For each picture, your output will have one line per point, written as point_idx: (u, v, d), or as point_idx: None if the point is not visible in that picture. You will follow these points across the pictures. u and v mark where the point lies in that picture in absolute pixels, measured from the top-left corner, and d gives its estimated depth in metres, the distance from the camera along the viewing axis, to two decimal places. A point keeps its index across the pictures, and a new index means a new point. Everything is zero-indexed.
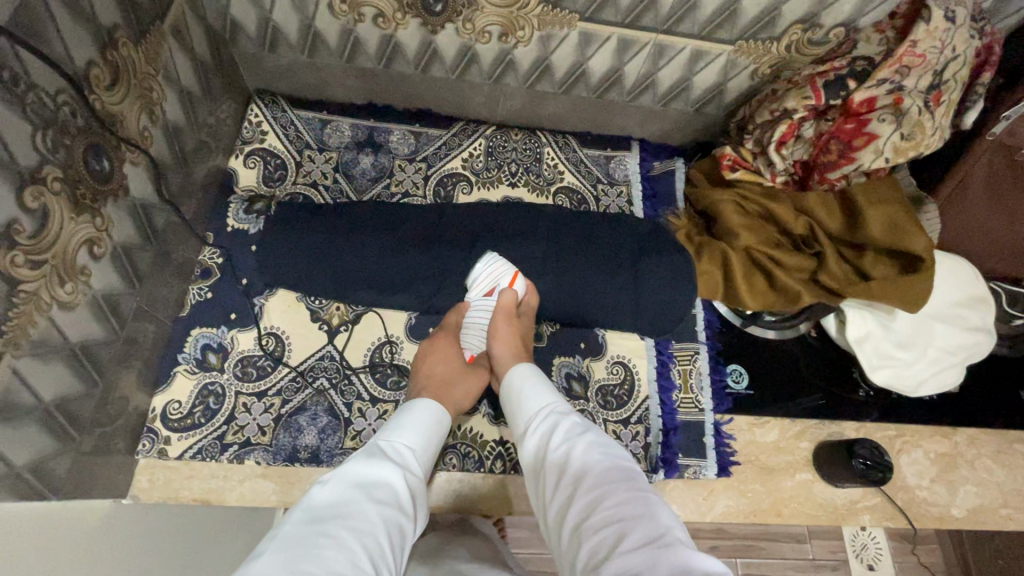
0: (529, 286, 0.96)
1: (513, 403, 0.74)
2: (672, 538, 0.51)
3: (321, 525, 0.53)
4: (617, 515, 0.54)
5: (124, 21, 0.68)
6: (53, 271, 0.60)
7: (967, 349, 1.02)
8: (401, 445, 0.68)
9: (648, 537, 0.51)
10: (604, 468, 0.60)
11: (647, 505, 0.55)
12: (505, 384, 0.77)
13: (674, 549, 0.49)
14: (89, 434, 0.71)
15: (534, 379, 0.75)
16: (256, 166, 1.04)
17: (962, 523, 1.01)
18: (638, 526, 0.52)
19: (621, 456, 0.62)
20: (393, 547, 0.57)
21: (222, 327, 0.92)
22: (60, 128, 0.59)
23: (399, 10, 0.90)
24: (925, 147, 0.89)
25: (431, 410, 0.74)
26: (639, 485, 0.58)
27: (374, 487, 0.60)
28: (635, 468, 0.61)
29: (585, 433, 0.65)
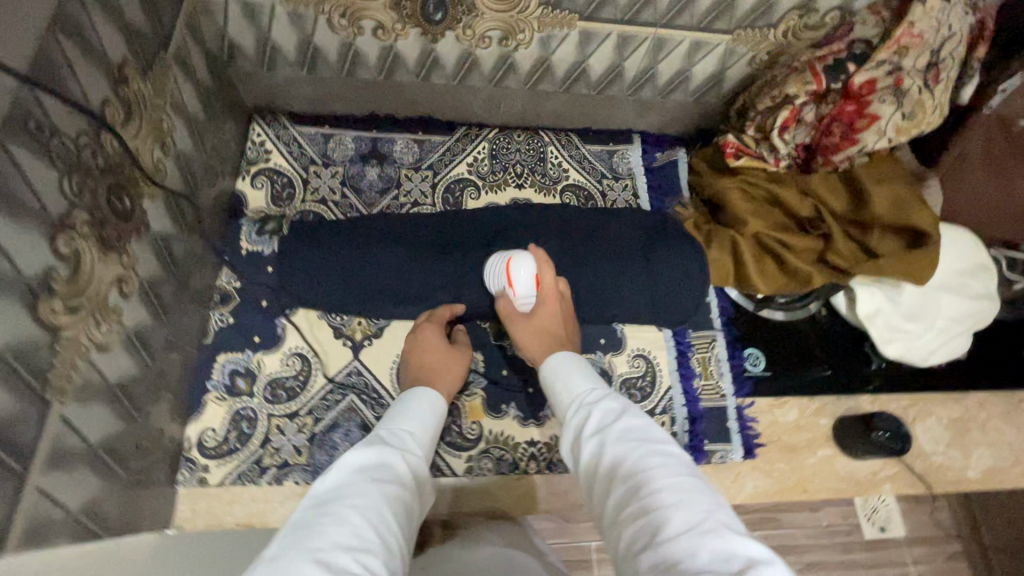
0: (534, 262, 0.89)
1: (554, 393, 0.75)
2: (710, 525, 0.48)
3: (325, 504, 0.52)
4: (653, 501, 0.52)
5: (132, 55, 0.68)
6: (88, 313, 0.60)
7: (974, 317, 1.05)
8: (400, 432, 0.68)
9: (684, 524, 0.49)
10: (642, 450, 0.58)
11: (687, 490, 0.52)
12: (543, 375, 0.78)
13: (714, 537, 0.47)
14: (131, 469, 0.72)
15: (571, 370, 0.75)
16: (264, 187, 1.03)
17: (976, 484, 1.05)
18: (675, 512, 0.50)
19: (662, 438, 0.60)
20: (403, 524, 0.55)
21: (248, 351, 0.92)
22: (83, 171, 0.59)
23: (399, 21, 0.89)
24: (927, 124, 0.92)
25: (428, 400, 0.77)
26: (679, 468, 0.55)
27: (376, 468, 0.59)
28: (676, 451, 0.58)
29: (624, 418, 0.63)
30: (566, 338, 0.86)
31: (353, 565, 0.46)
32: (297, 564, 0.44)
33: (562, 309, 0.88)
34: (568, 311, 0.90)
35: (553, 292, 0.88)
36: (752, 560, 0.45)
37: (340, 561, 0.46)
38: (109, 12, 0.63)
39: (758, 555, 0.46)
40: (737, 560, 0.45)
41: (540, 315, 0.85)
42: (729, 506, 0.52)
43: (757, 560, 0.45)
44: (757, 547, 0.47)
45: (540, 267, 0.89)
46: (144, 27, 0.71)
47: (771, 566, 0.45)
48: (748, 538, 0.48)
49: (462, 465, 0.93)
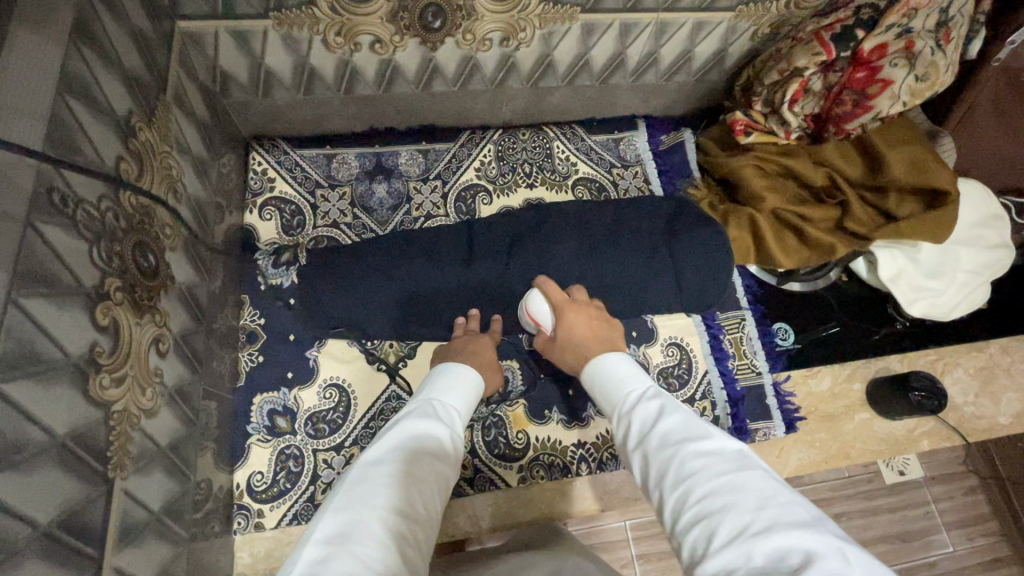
0: (555, 287, 0.88)
1: (602, 404, 0.73)
2: (763, 524, 0.44)
3: (382, 467, 0.57)
4: (701, 505, 0.48)
5: (134, 103, 0.65)
6: (133, 380, 0.58)
7: (991, 268, 1.06)
8: (447, 406, 0.72)
9: (735, 527, 0.45)
10: (685, 452, 0.54)
11: (737, 486, 0.49)
12: (586, 384, 0.76)
13: (769, 536, 0.43)
14: (191, 525, 0.70)
15: (608, 375, 0.73)
16: (272, 217, 1.00)
17: (1008, 429, 1.08)
18: (726, 515, 0.46)
19: (707, 434, 0.56)
20: (443, 488, 0.61)
21: (283, 389, 0.91)
22: (109, 235, 0.56)
23: (397, 32, 0.86)
24: (940, 85, 0.90)
25: (473, 379, 0.79)
26: (727, 465, 0.51)
27: (426, 435, 0.64)
28: (723, 445, 0.54)
29: (665, 419, 0.60)
30: (601, 338, 0.81)
31: (404, 526, 0.51)
32: (358, 522, 0.50)
33: (585, 311, 0.85)
34: (597, 312, 0.86)
35: (567, 304, 0.85)
36: (813, 554, 0.41)
37: (395, 520, 0.51)
38: (108, 63, 0.60)
39: (821, 550, 0.41)
40: (796, 558, 0.41)
41: (563, 332, 0.83)
42: (786, 494, 0.48)
43: (820, 555, 0.41)
44: (818, 536, 0.42)
45: (544, 292, 0.88)
46: (141, 70, 0.67)
47: (839, 561, 0.40)
48: (807, 529, 0.43)
49: (515, 476, 0.93)
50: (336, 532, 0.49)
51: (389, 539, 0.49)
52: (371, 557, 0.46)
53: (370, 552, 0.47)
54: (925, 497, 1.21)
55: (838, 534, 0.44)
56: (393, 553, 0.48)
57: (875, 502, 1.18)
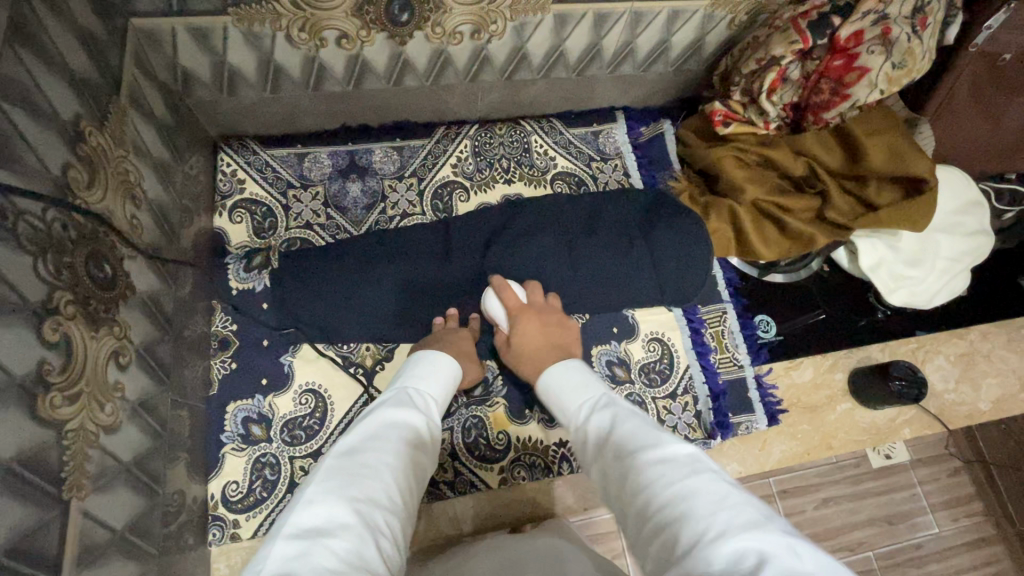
0: (507, 287, 0.85)
1: (563, 420, 0.71)
2: (716, 528, 0.43)
3: (361, 457, 0.55)
4: (658, 519, 0.47)
5: (83, 106, 0.62)
6: (89, 397, 0.56)
7: (971, 254, 1.06)
8: (424, 395, 0.70)
9: (689, 534, 0.44)
10: (640, 462, 0.53)
11: (690, 492, 0.47)
12: (544, 398, 0.75)
13: (721, 540, 0.42)
14: (162, 539, 0.69)
15: (563, 390, 0.71)
16: (243, 220, 0.98)
17: (989, 414, 1.08)
18: (680, 524, 0.45)
19: (661, 441, 0.54)
20: (417, 480, 0.59)
21: (257, 396, 0.89)
22: (57, 247, 0.54)
23: (363, 27, 0.83)
24: (918, 72, 0.89)
25: (450, 368, 0.77)
26: (680, 470, 0.50)
27: (403, 425, 0.62)
28: (677, 450, 0.53)
29: (622, 432, 0.58)
30: (554, 346, 0.81)
31: (380, 519, 0.50)
32: (335, 515, 0.48)
33: (540, 318, 0.85)
34: (551, 316, 0.86)
35: (521, 311, 0.85)
36: (763, 554, 0.40)
37: (372, 514, 0.50)
38: (50, 65, 0.57)
39: (771, 549, 0.40)
40: (750, 559, 0.40)
41: (517, 339, 0.83)
42: (737, 493, 0.46)
43: (770, 555, 0.40)
44: (766, 535, 0.42)
45: (499, 296, 0.86)
46: (90, 71, 0.65)
47: (789, 559, 0.40)
48: (758, 529, 0.42)
49: (496, 477, 0.92)
50: (307, 524, 0.47)
51: (367, 532, 0.48)
52: (347, 552, 0.45)
53: (347, 546, 0.45)
54: (910, 480, 1.21)
55: (787, 530, 0.43)
56: (371, 548, 0.47)
57: (862, 486, 1.19)
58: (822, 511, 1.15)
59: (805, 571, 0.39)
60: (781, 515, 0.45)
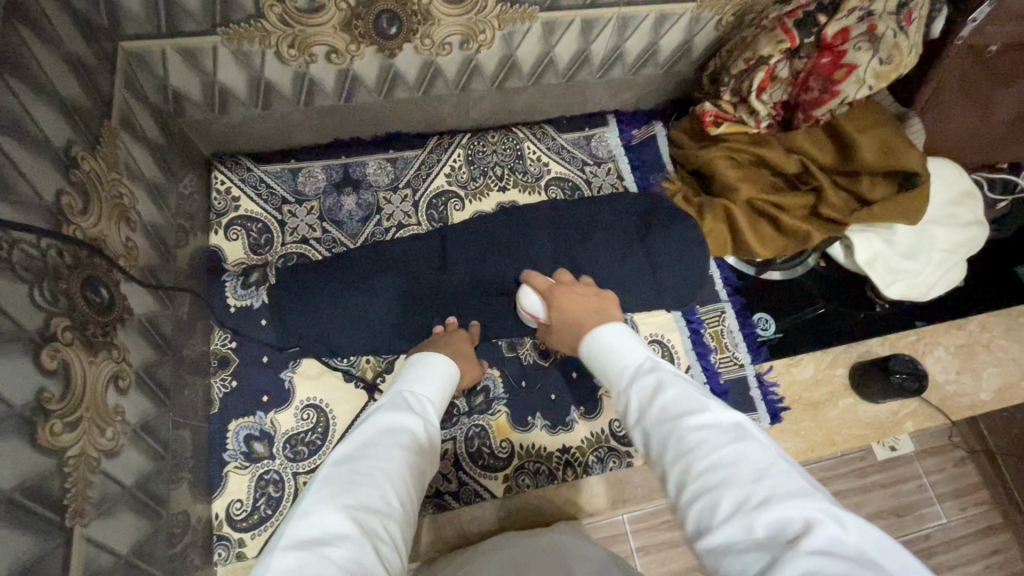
0: (531, 274, 0.91)
1: (601, 378, 0.69)
2: (763, 497, 0.43)
3: (356, 464, 0.55)
4: (698, 483, 0.47)
5: (75, 132, 0.62)
6: (90, 423, 0.55)
7: (966, 245, 1.06)
8: (419, 397, 0.70)
9: (734, 500, 0.44)
10: (682, 424, 0.52)
11: (736, 458, 0.47)
12: (582, 358, 0.73)
13: (768, 507, 0.42)
14: (167, 562, 0.68)
15: (603, 346, 0.68)
16: (239, 237, 0.98)
17: (991, 405, 1.08)
18: (724, 490, 0.45)
19: (704, 406, 0.53)
20: (419, 483, 0.59)
21: (258, 413, 0.89)
22: (53, 274, 0.54)
23: (352, 41, 0.84)
24: (905, 67, 0.89)
25: (448, 371, 0.77)
26: (723, 436, 0.49)
27: (400, 430, 0.62)
28: (722, 416, 0.52)
29: (663, 394, 0.56)
30: (592, 310, 0.79)
31: (377, 525, 0.50)
32: (332, 525, 0.48)
33: (572, 292, 0.85)
34: (585, 289, 0.85)
35: (553, 288, 0.87)
36: (811, 522, 0.40)
37: (369, 521, 0.50)
38: (41, 93, 0.58)
39: (818, 518, 0.41)
40: (796, 527, 0.40)
41: (555, 314, 0.83)
42: (783, 463, 0.46)
43: (818, 525, 0.40)
44: (815, 504, 0.42)
45: (531, 285, 0.90)
46: (79, 96, 0.65)
47: (835, 529, 0.40)
48: (805, 498, 0.42)
49: (501, 486, 0.92)
50: (305, 535, 0.47)
51: (365, 540, 0.47)
52: (345, 560, 0.45)
53: (346, 555, 0.45)
54: (916, 471, 1.21)
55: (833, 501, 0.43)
56: (369, 554, 0.47)
57: (868, 480, 1.18)
58: None
59: (851, 543, 0.39)
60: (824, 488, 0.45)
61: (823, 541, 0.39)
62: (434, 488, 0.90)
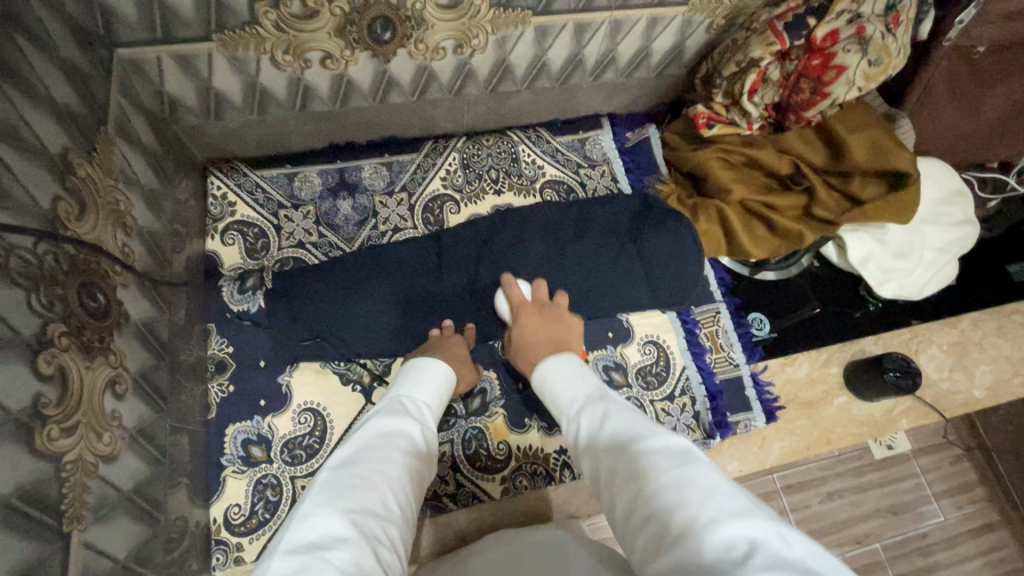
0: (509, 279, 0.90)
1: (557, 415, 0.70)
2: (707, 515, 0.43)
3: (354, 468, 0.55)
4: (645, 511, 0.47)
5: (70, 138, 0.63)
6: (87, 428, 0.56)
7: (958, 243, 1.07)
8: (416, 402, 0.71)
9: (677, 522, 0.44)
10: (631, 454, 0.53)
11: (680, 481, 0.47)
12: (539, 392, 0.75)
13: (709, 526, 0.42)
14: (165, 567, 0.68)
15: (559, 382, 0.71)
16: (235, 242, 0.98)
17: (984, 402, 1.09)
18: (671, 512, 0.45)
19: (651, 434, 0.54)
20: (417, 487, 0.60)
21: (256, 417, 0.89)
22: (49, 280, 0.54)
23: (346, 47, 0.84)
24: (892, 68, 0.91)
25: (445, 374, 0.78)
26: (668, 461, 0.50)
27: (398, 435, 0.62)
28: (668, 442, 0.52)
29: (613, 427, 0.58)
30: (552, 342, 0.82)
31: (376, 528, 0.50)
32: (332, 528, 0.48)
33: (539, 316, 0.86)
34: (553, 313, 0.87)
35: (523, 306, 0.88)
36: (751, 540, 0.40)
37: (368, 524, 0.50)
38: (37, 100, 0.58)
39: (759, 536, 0.40)
40: (735, 545, 0.40)
41: (518, 335, 0.86)
42: (726, 484, 0.46)
43: (757, 542, 0.40)
44: (756, 522, 0.42)
45: (507, 292, 0.91)
46: (75, 103, 0.65)
47: (774, 545, 0.39)
48: (746, 517, 0.42)
49: (498, 487, 0.93)
50: (303, 539, 0.47)
51: (365, 543, 0.48)
52: (346, 563, 0.45)
53: (347, 558, 0.45)
54: (913, 469, 1.22)
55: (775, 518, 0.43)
56: (369, 556, 0.47)
57: (865, 478, 1.19)
58: (827, 505, 1.15)
59: (794, 559, 0.39)
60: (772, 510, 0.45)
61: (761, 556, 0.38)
62: (432, 491, 0.90)
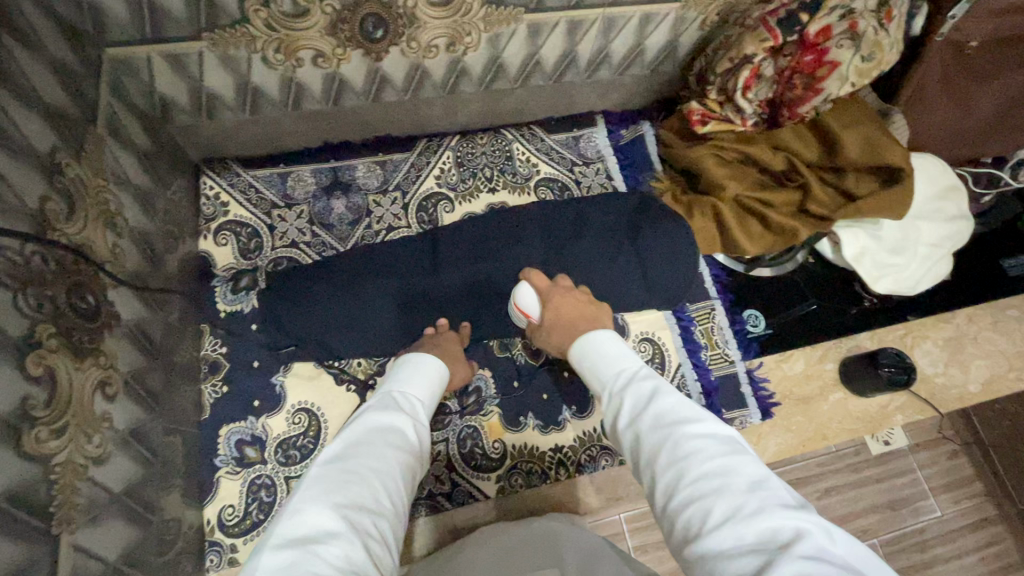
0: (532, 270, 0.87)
1: (590, 381, 0.69)
2: (757, 506, 0.44)
3: (346, 463, 0.55)
4: (692, 489, 0.47)
5: (59, 138, 0.62)
6: (76, 430, 0.55)
7: (952, 238, 1.07)
8: (409, 397, 0.70)
9: (729, 507, 0.45)
10: (677, 431, 0.52)
11: (729, 468, 0.48)
12: (574, 360, 0.72)
13: (763, 515, 0.43)
14: (158, 569, 0.68)
15: (597, 353, 0.69)
16: (228, 242, 0.98)
17: (980, 396, 1.09)
18: (718, 497, 0.46)
19: (697, 416, 0.54)
20: (409, 482, 0.59)
21: (250, 418, 0.89)
22: (38, 281, 0.54)
23: (338, 45, 0.84)
24: (884, 64, 0.91)
25: (437, 370, 0.77)
26: (717, 447, 0.50)
27: (390, 430, 0.62)
28: (714, 427, 0.53)
29: (656, 400, 0.57)
30: (591, 321, 0.78)
31: (366, 522, 0.50)
32: (323, 523, 0.48)
33: (571, 298, 0.83)
34: (582, 296, 0.84)
35: (553, 290, 0.84)
36: (803, 531, 0.41)
37: (359, 518, 0.50)
38: (25, 100, 0.58)
39: (808, 529, 0.42)
40: (787, 535, 0.41)
41: (552, 319, 0.81)
42: (773, 477, 0.47)
43: (809, 534, 0.41)
44: (805, 516, 0.43)
45: (530, 282, 0.86)
46: (64, 103, 0.65)
47: (825, 539, 0.41)
48: (798, 509, 0.43)
49: (494, 486, 0.92)
50: (293, 534, 0.47)
51: (356, 538, 0.48)
52: (337, 558, 0.45)
53: (338, 553, 0.45)
54: (909, 465, 1.22)
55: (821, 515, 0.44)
56: (360, 551, 0.47)
57: (863, 474, 1.19)
58: (825, 501, 1.15)
59: (838, 555, 0.41)
60: (811, 505, 0.47)
61: (814, 549, 0.40)
62: (427, 490, 0.90)
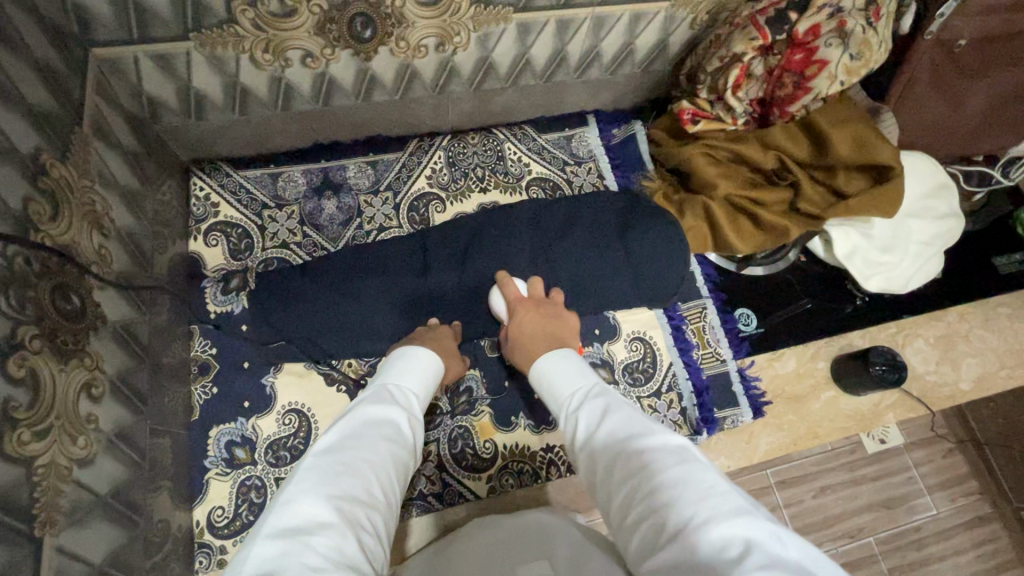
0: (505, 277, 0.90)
1: (551, 405, 0.69)
2: (704, 515, 0.43)
3: (340, 455, 0.55)
4: (644, 506, 0.47)
5: (43, 138, 0.62)
6: (60, 432, 0.55)
7: (943, 236, 1.07)
8: (404, 390, 0.70)
9: (677, 520, 0.43)
10: (629, 448, 0.52)
11: (679, 479, 0.47)
12: (534, 385, 0.73)
13: (709, 525, 0.42)
14: (145, 571, 0.68)
15: (553, 375, 0.69)
16: (219, 243, 0.97)
17: (972, 394, 1.10)
18: (668, 510, 0.45)
19: (649, 430, 0.53)
20: (403, 476, 0.59)
21: (240, 419, 0.89)
22: (20, 283, 0.54)
23: (327, 45, 0.84)
24: (874, 62, 0.91)
25: (432, 364, 0.77)
26: (668, 458, 0.49)
27: (384, 423, 0.62)
28: (666, 438, 0.52)
29: (610, 420, 0.57)
30: (548, 335, 0.79)
31: (360, 514, 0.50)
32: (316, 514, 0.48)
33: (537, 310, 0.85)
34: (548, 308, 0.86)
35: (520, 302, 0.87)
36: (750, 541, 0.40)
37: (351, 509, 0.49)
38: (8, 101, 0.58)
39: (755, 537, 0.40)
40: (735, 545, 0.40)
41: (513, 330, 0.83)
42: (725, 483, 0.46)
43: (756, 543, 0.40)
44: (754, 522, 0.41)
45: (502, 290, 0.90)
46: (49, 103, 0.65)
47: (774, 546, 0.39)
48: (746, 516, 0.42)
49: (485, 486, 0.92)
50: (285, 524, 0.47)
51: (348, 529, 0.47)
52: (328, 548, 0.45)
53: (329, 544, 0.45)
54: (904, 463, 1.22)
55: (773, 518, 0.43)
56: (352, 543, 0.46)
57: (857, 472, 1.19)
58: (819, 499, 1.15)
59: (792, 558, 0.39)
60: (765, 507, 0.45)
61: (761, 558, 0.38)
62: (418, 490, 0.89)
